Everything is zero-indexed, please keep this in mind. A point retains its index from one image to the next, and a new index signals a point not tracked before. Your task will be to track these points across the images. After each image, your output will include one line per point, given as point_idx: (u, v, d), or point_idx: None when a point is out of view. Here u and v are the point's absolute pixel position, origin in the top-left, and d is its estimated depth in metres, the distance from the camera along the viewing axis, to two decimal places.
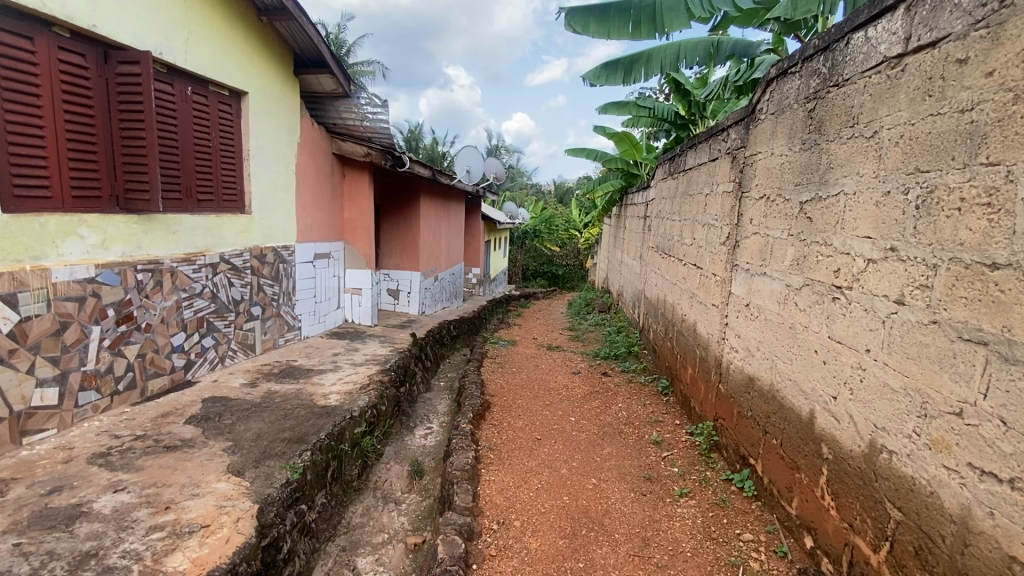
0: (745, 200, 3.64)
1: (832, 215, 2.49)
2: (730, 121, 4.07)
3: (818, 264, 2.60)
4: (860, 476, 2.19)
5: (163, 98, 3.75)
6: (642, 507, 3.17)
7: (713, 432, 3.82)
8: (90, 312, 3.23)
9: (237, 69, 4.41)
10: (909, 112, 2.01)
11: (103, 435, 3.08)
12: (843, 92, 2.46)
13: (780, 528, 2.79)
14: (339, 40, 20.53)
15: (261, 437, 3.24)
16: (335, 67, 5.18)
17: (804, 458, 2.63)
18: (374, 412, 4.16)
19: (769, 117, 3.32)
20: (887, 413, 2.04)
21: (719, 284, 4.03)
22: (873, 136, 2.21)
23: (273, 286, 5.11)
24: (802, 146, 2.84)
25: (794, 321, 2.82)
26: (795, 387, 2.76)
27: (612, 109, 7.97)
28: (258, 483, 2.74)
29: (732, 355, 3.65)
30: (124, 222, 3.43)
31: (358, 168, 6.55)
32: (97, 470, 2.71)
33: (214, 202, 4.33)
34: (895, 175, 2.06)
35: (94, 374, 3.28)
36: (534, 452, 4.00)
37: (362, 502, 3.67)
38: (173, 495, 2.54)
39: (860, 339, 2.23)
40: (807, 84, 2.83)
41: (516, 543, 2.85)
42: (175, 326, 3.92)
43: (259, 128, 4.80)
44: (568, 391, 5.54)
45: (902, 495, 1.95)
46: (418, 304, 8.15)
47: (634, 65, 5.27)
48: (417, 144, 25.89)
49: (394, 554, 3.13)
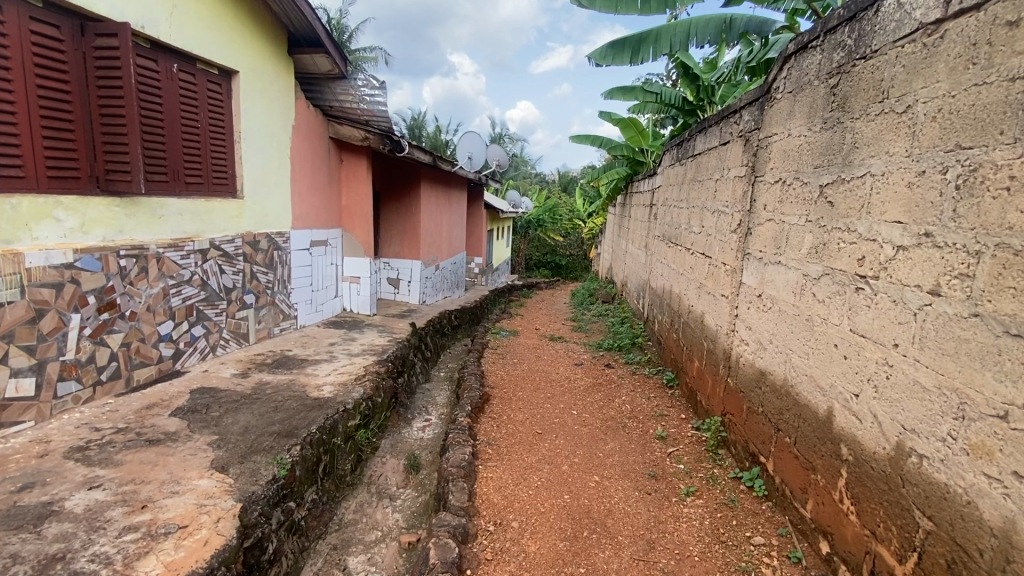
0: (759, 185, 3.45)
1: (857, 199, 2.31)
2: (743, 102, 3.86)
3: (839, 252, 2.43)
4: (885, 480, 2.03)
5: (146, 75, 3.58)
6: (647, 507, 3.02)
7: (721, 427, 3.66)
8: (69, 299, 3.08)
9: (226, 46, 4.21)
10: (950, 82, 1.82)
11: (83, 428, 2.95)
12: (872, 64, 2.27)
13: (793, 531, 2.64)
14: (342, 26, 20.26)
15: (249, 431, 3.09)
16: (330, 45, 4.96)
17: (820, 458, 2.47)
18: (369, 404, 4.02)
19: (786, 96, 3.12)
20: (917, 414, 1.87)
21: (729, 274, 3.86)
22: (906, 110, 2.01)
23: (267, 274, 4.96)
24: (823, 125, 2.64)
25: (811, 313, 2.64)
26: (811, 382, 2.60)
27: (618, 94, 7.74)
28: (242, 480, 2.59)
29: (742, 348, 3.48)
30: (105, 205, 3.28)
31: (355, 153, 6.37)
32: (72, 465, 2.58)
33: (203, 184, 4.16)
34: (931, 153, 1.87)
35: (74, 364, 3.14)
36: (534, 448, 3.85)
37: (355, 497, 3.54)
38: (151, 493, 2.41)
39: (887, 333, 2.05)
40: (829, 59, 2.63)
41: (513, 546, 2.70)
42: (162, 314, 3.78)
43: (251, 110, 4.61)
44: (569, 383, 5.39)
45: (933, 503, 1.79)
46: (418, 293, 8.00)
47: (641, 44, 5.06)
48: (420, 133, 25.55)
49: (388, 553, 3.00)
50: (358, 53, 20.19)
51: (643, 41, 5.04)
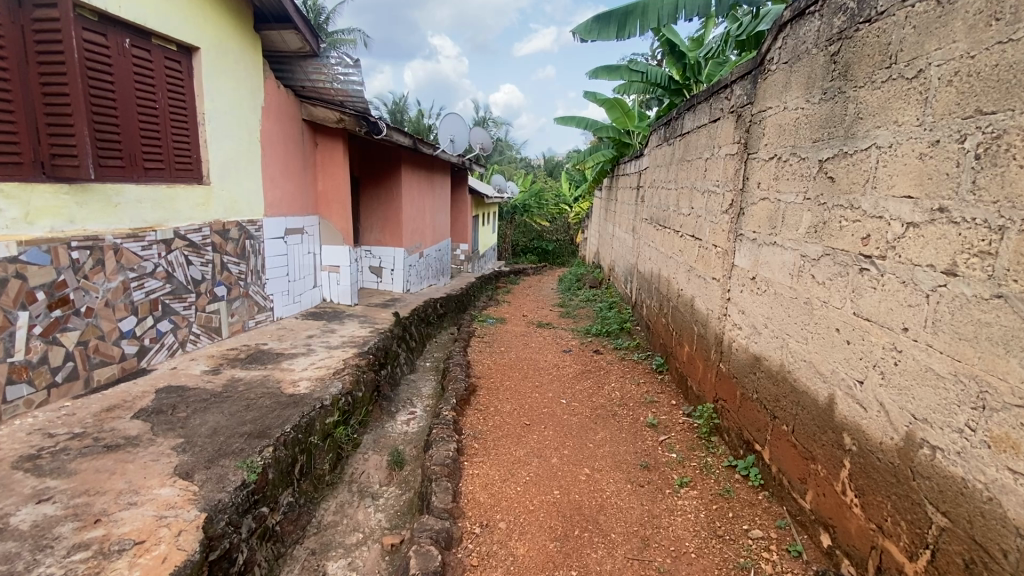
0: (752, 162, 3.29)
1: (861, 173, 2.16)
2: (734, 76, 3.67)
3: (841, 231, 2.28)
4: (893, 473, 1.91)
5: (94, 50, 3.30)
6: (640, 501, 2.90)
7: (714, 414, 3.54)
8: (15, 295, 2.85)
9: (184, 20, 3.91)
10: (968, 42, 1.66)
11: (35, 434, 2.73)
12: (877, 27, 2.10)
13: (792, 523, 2.53)
14: (319, 7, 19.61)
15: (217, 433, 2.90)
16: (301, 20, 4.66)
17: (821, 447, 2.35)
18: (349, 399, 3.83)
19: (781, 68, 2.95)
20: (930, 403, 1.75)
21: (720, 257, 3.72)
22: (917, 75, 1.86)
23: (238, 264, 4.71)
24: (822, 97, 2.48)
25: (811, 296, 2.50)
26: (810, 368, 2.46)
27: (603, 73, 7.52)
28: (207, 487, 2.41)
29: (734, 333, 3.36)
30: (53, 192, 3.02)
31: (331, 136, 6.08)
32: (21, 476, 2.37)
33: (165, 170, 3.89)
34: (947, 122, 1.72)
35: (24, 366, 2.92)
36: (523, 440, 3.72)
37: (336, 497, 3.37)
38: (106, 505, 2.21)
39: (895, 316, 1.92)
40: (829, 24, 2.46)
41: (501, 549, 2.56)
42: (123, 310, 3.53)
43: (216, 90, 4.34)
44: (558, 371, 5.26)
45: (949, 498, 1.68)
46: (402, 282, 7.82)
47: (628, 17, 4.84)
48: (402, 117, 25.12)
49: (369, 556, 2.84)
50: (336, 36, 19.66)
51: (630, 14, 4.82)
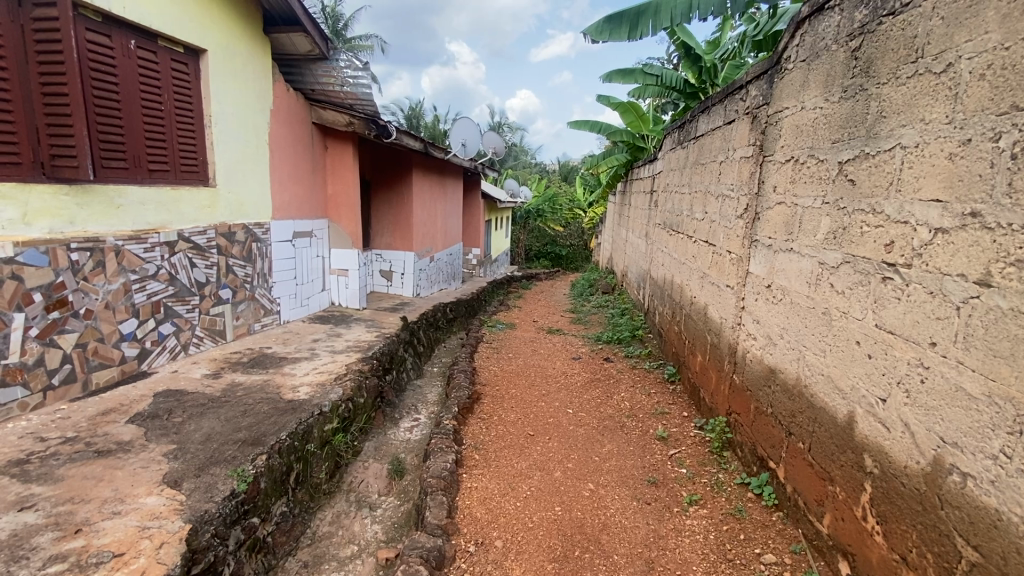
0: (768, 164, 3.14)
1: (883, 176, 2.01)
2: (750, 75, 3.53)
3: (862, 237, 2.13)
4: (918, 500, 1.75)
5: (98, 51, 3.29)
6: (646, 519, 2.76)
7: (726, 428, 3.39)
8: (11, 297, 2.83)
9: (191, 22, 3.90)
10: (1002, 32, 1.52)
11: (27, 438, 2.69)
12: (901, 21, 1.97)
13: (807, 548, 2.37)
14: (338, 14, 19.82)
15: (211, 439, 2.83)
16: (309, 22, 4.63)
17: (839, 469, 2.20)
18: (349, 406, 3.76)
19: (798, 66, 2.81)
20: (961, 425, 1.60)
21: (735, 263, 3.57)
22: (945, 69, 1.72)
23: (244, 267, 4.68)
24: (841, 95, 2.34)
25: (829, 306, 2.35)
26: (829, 383, 2.31)
27: (617, 76, 7.39)
28: (195, 497, 2.33)
29: (749, 343, 3.20)
30: (52, 193, 3.00)
31: (340, 139, 6.05)
32: (8, 481, 2.32)
33: (170, 172, 3.87)
34: (978, 119, 1.58)
35: (19, 368, 2.89)
36: (525, 452, 3.60)
37: (332, 506, 3.28)
38: (89, 514, 2.15)
39: (921, 330, 1.78)
40: (850, 18, 2.32)
41: (495, 569, 2.46)
42: (124, 312, 3.50)
43: (223, 93, 4.32)
44: (566, 379, 5.13)
45: (981, 531, 1.52)
46: (411, 286, 7.74)
47: (641, 17, 4.71)
48: (418, 123, 25.26)
49: (363, 570, 2.75)
50: (354, 43, 19.84)
51: (642, 13, 4.70)
